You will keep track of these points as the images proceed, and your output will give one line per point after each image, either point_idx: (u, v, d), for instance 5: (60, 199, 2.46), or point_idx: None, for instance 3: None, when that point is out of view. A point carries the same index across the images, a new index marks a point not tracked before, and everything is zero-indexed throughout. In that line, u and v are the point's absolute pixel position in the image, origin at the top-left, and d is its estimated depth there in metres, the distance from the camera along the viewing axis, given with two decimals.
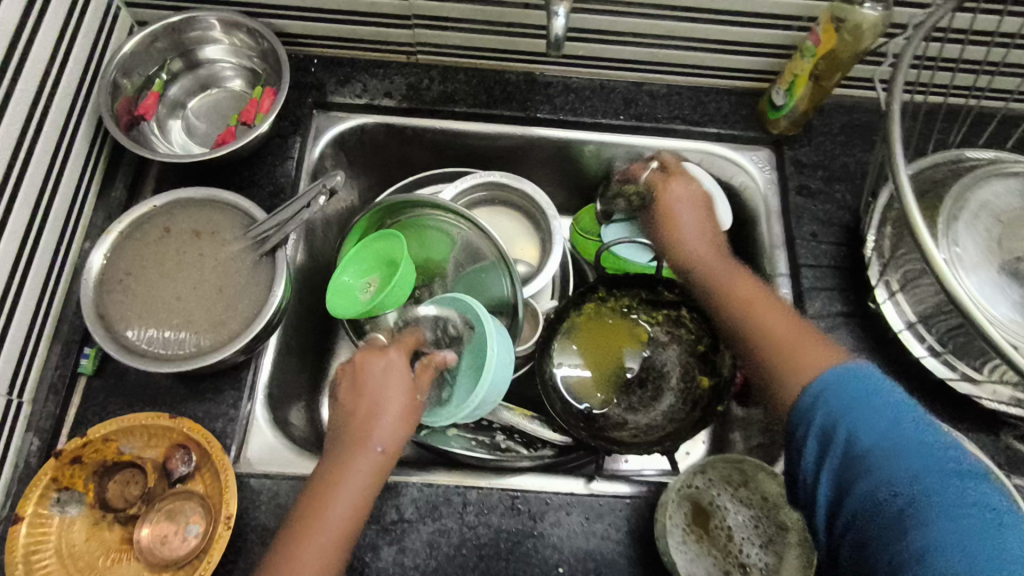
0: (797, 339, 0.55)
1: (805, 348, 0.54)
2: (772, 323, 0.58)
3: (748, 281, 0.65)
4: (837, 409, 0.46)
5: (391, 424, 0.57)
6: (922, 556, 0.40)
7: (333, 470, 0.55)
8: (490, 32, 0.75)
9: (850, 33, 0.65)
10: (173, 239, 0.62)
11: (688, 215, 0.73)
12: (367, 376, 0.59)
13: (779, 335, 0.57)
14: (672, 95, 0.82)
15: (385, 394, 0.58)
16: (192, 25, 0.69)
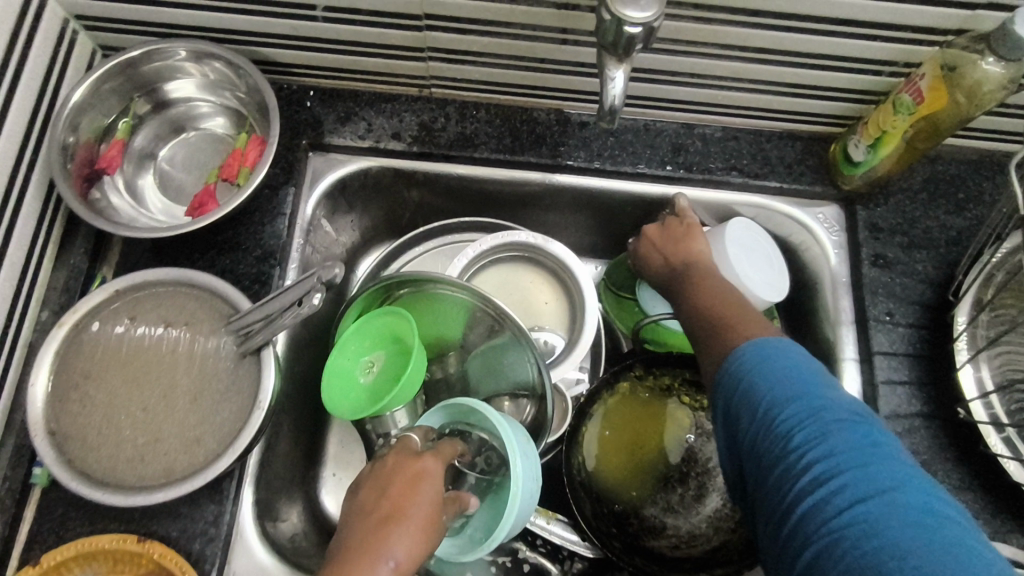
0: (746, 313, 0.51)
1: (746, 318, 0.50)
2: (728, 305, 0.53)
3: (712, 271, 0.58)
4: (746, 382, 0.45)
5: (419, 526, 0.46)
6: (804, 502, 0.39)
7: (340, 571, 0.43)
8: (519, 68, 0.63)
9: (965, 92, 0.54)
10: (139, 333, 0.52)
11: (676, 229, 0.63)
12: (399, 474, 0.50)
13: (726, 306, 0.52)
14: (728, 140, 0.70)
15: (418, 494, 0.48)
16: (160, 58, 0.58)
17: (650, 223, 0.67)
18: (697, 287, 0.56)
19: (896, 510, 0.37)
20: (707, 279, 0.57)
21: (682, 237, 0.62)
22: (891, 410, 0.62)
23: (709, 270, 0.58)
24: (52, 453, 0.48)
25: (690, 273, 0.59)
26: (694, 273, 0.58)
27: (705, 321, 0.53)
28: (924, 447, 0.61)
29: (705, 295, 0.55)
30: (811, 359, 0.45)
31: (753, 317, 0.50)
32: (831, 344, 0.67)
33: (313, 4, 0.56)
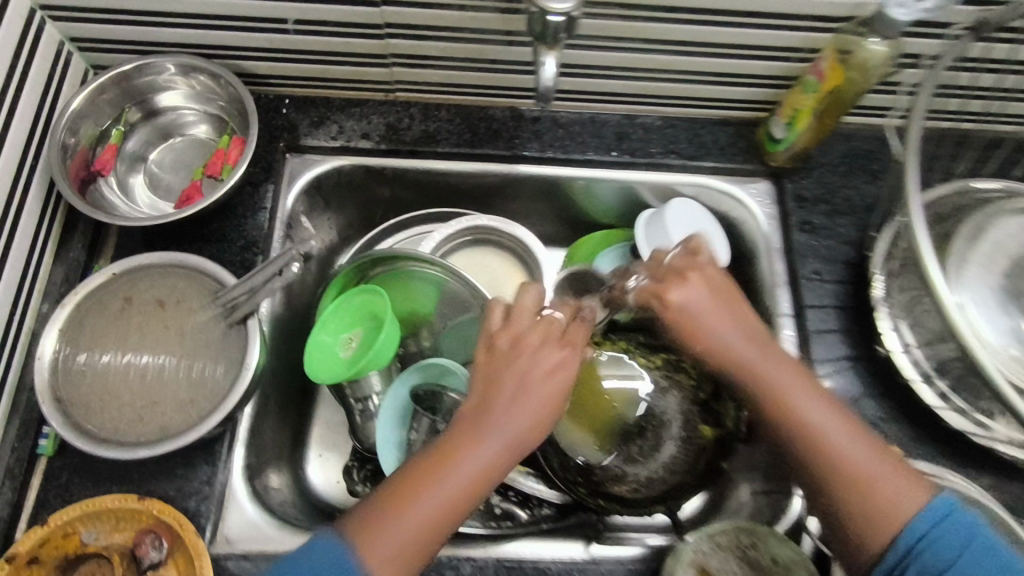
0: (880, 467, 0.50)
1: (890, 485, 0.50)
2: (840, 437, 0.51)
3: (801, 374, 0.54)
4: (924, 534, 0.48)
5: (546, 402, 0.50)
6: None
7: (441, 451, 0.49)
8: (472, 69, 0.71)
9: (856, 69, 0.60)
10: (135, 309, 0.57)
11: (697, 293, 0.57)
12: (534, 351, 0.52)
13: (857, 468, 0.50)
14: (666, 127, 0.78)
15: (546, 367, 0.51)
16: (148, 72, 0.65)
17: (660, 268, 0.60)
18: (802, 404, 0.53)
19: None
20: (799, 387, 0.54)
21: (721, 309, 0.56)
22: (819, 356, 0.69)
23: (784, 364, 0.55)
24: (59, 416, 0.53)
25: (768, 371, 0.54)
26: (777, 371, 0.54)
27: (836, 490, 0.51)
28: (848, 385, 0.68)
29: (818, 433, 0.52)
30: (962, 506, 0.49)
31: (894, 485, 0.50)
32: (767, 303, 0.74)
33: (285, 18, 0.63)
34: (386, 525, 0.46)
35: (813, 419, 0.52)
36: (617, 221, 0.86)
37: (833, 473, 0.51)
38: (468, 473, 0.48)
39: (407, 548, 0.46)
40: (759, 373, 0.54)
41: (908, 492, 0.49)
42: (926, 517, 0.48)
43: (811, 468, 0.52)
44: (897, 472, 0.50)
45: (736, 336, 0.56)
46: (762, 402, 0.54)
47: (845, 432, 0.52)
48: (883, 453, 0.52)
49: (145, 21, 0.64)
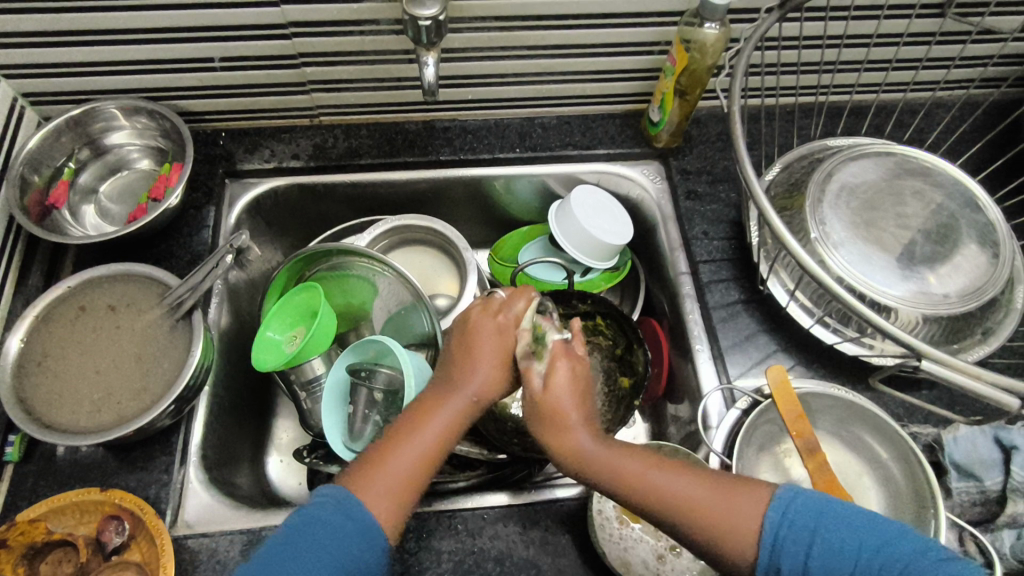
0: (710, 492, 0.52)
1: (729, 508, 0.50)
2: (684, 487, 0.52)
3: (634, 452, 0.56)
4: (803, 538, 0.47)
5: (493, 372, 0.59)
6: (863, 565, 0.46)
7: (405, 425, 0.57)
8: (383, 88, 0.81)
9: (697, 50, 0.72)
10: (88, 316, 0.64)
11: (490, 341, 0.61)
12: (480, 332, 0.61)
13: (702, 508, 0.51)
14: (563, 125, 0.88)
15: (489, 346, 0.60)
16: (94, 116, 0.74)
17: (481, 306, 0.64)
18: (646, 473, 0.54)
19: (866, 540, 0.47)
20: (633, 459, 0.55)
21: (572, 413, 0.57)
22: (716, 301, 0.78)
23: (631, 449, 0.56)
24: (20, 413, 0.58)
25: (626, 467, 0.54)
26: (613, 459, 0.55)
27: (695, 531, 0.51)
28: (746, 324, 0.76)
29: (662, 492, 0.52)
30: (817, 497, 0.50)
31: (740, 504, 0.50)
32: (668, 266, 0.83)
33: (210, 57, 0.73)
34: (377, 479, 0.53)
35: (640, 469, 0.54)
36: (536, 216, 0.96)
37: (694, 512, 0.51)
38: (434, 435, 0.56)
39: (398, 496, 0.52)
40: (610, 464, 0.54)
41: (743, 505, 0.50)
42: (772, 514, 0.49)
43: (685, 510, 0.51)
44: (730, 496, 0.51)
45: (574, 407, 0.57)
46: (601, 474, 0.54)
47: (688, 479, 0.53)
48: (721, 487, 0.52)
49: (85, 72, 0.72)
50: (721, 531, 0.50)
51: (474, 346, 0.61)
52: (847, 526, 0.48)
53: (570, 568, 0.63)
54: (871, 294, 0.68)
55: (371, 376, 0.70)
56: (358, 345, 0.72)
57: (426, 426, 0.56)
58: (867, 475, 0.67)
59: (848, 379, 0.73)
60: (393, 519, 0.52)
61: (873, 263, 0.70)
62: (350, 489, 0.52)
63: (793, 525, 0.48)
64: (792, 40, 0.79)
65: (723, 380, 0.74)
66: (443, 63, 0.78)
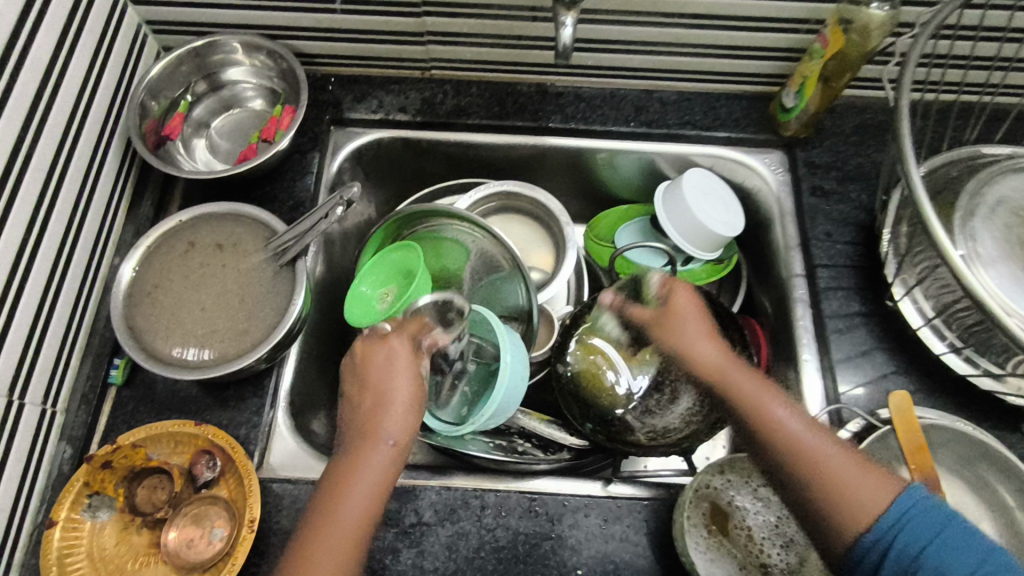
0: (845, 462, 0.51)
1: (863, 484, 0.49)
2: (816, 444, 0.53)
3: (772, 397, 0.58)
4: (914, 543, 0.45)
5: (402, 409, 0.56)
6: None
7: (331, 492, 0.52)
8: (502, 46, 0.77)
9: (858, 32, 0.65)
10: (197, 252, 0.64)
11: (396, 382, 0.56)
12: (386, 373, 0.57)
13: (835, 466, 0.51)
14: (683, 101, 0.82)
15: (392, 382, 0.56)
16: (213, 49, 0.73)
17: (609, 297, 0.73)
18: (771, 408, 0.57)
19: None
20: (772, 399, 0.58)
21: (694, 335, 0.66)
22: (832, 311, 0.72)
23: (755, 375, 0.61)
24: (130, 340, 0.59)
25: (756, 397, 0.58)
26: (764, 398, 0.58)
27: (812, 488, 0.51)
28: (863, 339, 0.70)
29: (781, 428, 0.55)
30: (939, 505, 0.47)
31: (866, 480, 0.49)
32: (781, 265, 0.78)
33: None
34: (314, 559, 0.49)
35: (778, 416, 0.56)
36: (638, 195, 0.91)
37: (810, 463, 0.52)
38: (366, 490, 0.52)
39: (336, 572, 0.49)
40: (753, 404, 0.58)
41: (883, 487, 0.49)
42: (891, 509, 0.47)
43: (805, 463, 0.52)
44: (872, 474, 0.50)
45: (710, 347, 0.65)
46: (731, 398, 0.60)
47: (813, 430, 0.54)
48: (862, 463, 0.51)
49: (211, 3, 0.72)
50: (845, 498, 0.49)
51: (373, 384, 0.57)
52: (952, 550, 0.44)
53: (647, 570, 0.60)
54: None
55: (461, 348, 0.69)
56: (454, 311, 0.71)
57: (354, 491, 0.52)
58: (986, 520, 0.61)
59: (973, 415, 0.66)
60: None
61: None
62: None
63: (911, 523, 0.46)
64: (967, 29, 0.70)
65: (831, 398, 0.68)
66: (582, 24, 0.74)
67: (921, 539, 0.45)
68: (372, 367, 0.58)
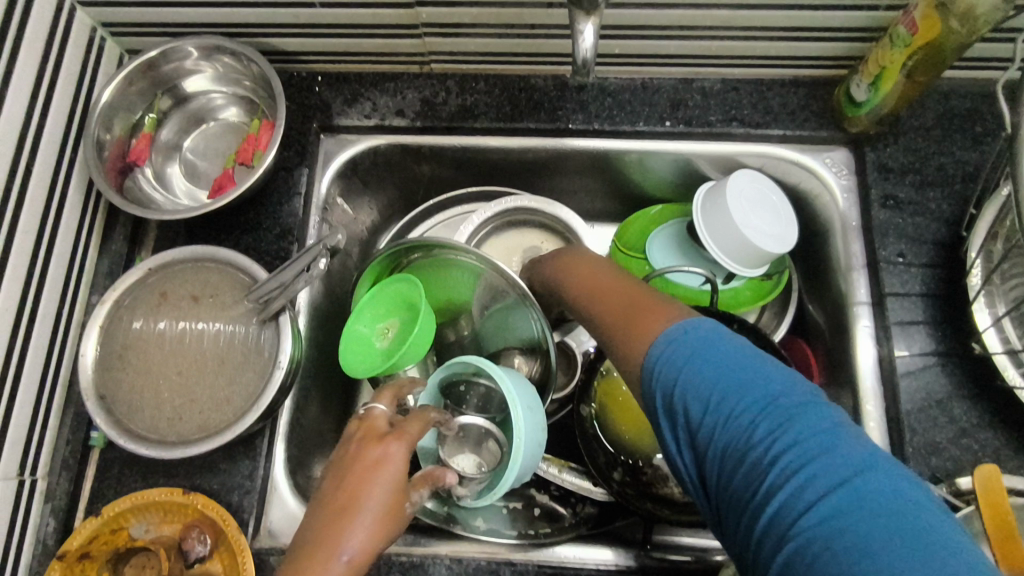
0: (637, 307, 0.48)
1: (642, 316, 0.46)
2: (620, 297, 0.51)
3: (602, 273, 0.57)
4: (673, 372, 0.41)
5: (376, 518, 0.46)
6: (744, 423, 0.38)
7: None
8: (511, 36, 0.65)
9: (959, 18, 0.51)
10: (170, 307, 0.57)
11: (377, 486, 0.47)
12: (370, 470, 0.48)
13: (629, 308, 0.49)
14: (728, 91, 0.69)
15: (375, 488, 0.47)
16: (169, 57, 0.63)
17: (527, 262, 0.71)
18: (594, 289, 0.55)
19: (768, 411, 0.38)
20: (602, 279, 0.56)
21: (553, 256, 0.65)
22: (901, 350, 0.61)
23: (587, 262, 0.59)
24: (101, 414, 0.53)
25: (591, 281, 0.57)
26: (592, 278, 0.57)
27: (608, 330, 0.49)
28: (940, 387, 0.60)
29: (599, 293, 0.54)
30: (718, 332, 0.42)
31: (646, 315, 0.46)
32: (842, 288, 0.67)
33: None
34: None
35: (596, 289, 0.55)
36: (674, 196, 0.79)
37: (611, 316, 0.50)
38: None
39: None
40: (580, 286, 0.57)
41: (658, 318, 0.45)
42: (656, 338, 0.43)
43: (604, 319, 0.51)
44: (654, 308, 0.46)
45: (562, 257, 0.63)
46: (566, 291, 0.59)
47: (625, 291, 0.52)
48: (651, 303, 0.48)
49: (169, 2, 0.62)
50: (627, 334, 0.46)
51: (354, 484, 0.47)
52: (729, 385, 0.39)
53: None
54: None
55: (468, 393, 0.61)
56: (457, 361, 0.60)
57: None
58: None
59: None
60: None
61: None
62: None
63: (670, 359, 0.42)
64: None
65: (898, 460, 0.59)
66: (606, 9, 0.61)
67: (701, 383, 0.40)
68: (357, 462, 0.48)
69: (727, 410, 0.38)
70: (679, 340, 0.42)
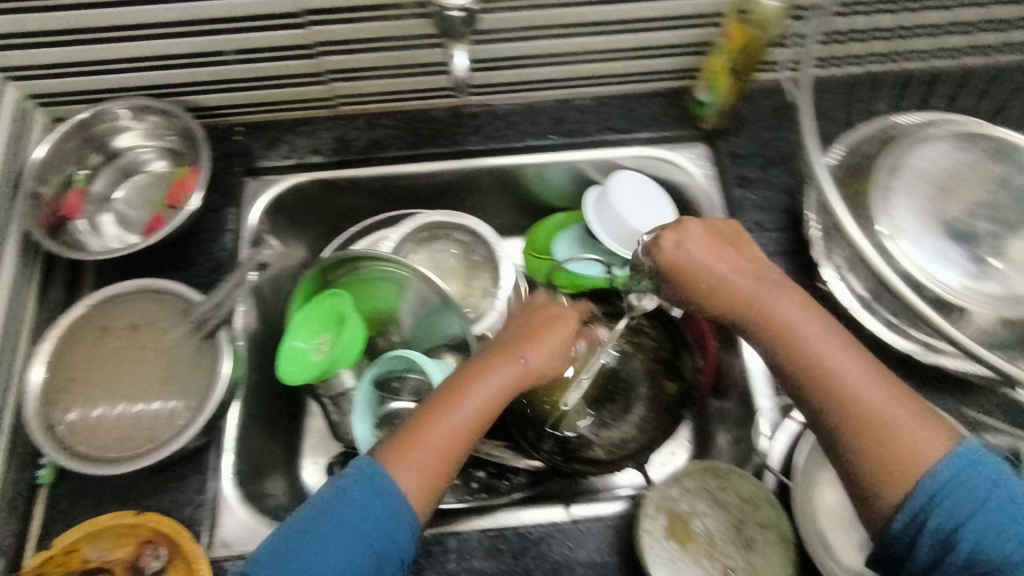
0: (885, 404, 0.49)
1: (908, 436, 0.47)
2: (856, 376, 0.50)
3: (809, 314, 0.54)
4: (956, 507, 0.44)
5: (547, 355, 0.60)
6: (981, 539, 0.43)
7: (451, 401, 0.55)
8: (407, 75, 0.75)
9: (756, 24, 0.65)
10: (113, 337, 0.62)
11: (547, 337, 0.60)
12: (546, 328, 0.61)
13: (872, 404, 0.49)
14: (600, 106, 0.81)
15: (551, 340, 0.61)
16: (100, 118, 0.70)
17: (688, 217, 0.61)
18: (828, 360, 0.51)
19: (999, 511, 0.44)
20: (784, 299, 0.55)
21: (733, 237, 0.60)
22: None
23: (784, 288, 0.56)
24: (50, 443, 0.56)
25: (791, 322, 0.53)
26: (781, 299, 0.55)
27: (845, 422, 0.49)
28: None
29: (812, 349, 0.52)
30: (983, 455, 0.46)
31: (915, 436, 0.47)
32: None
33: (222, 50, 0.68)
34: (410, 457, 0.51)
35: (788, 322, 0.53)
36: (572, 202, 0.89)
37: (852, 409, 0.49)
38: (479, 409, 0.55)
39: (429, 469, 0.52)
40: (761, 305, 0.55)
41: (927, 443, 0.47)
42: (946, 464, 0.46)
43: (840, 400, 0.49)
44: (924, 428, 0.48)
45: (729, 255, 0.58)
46: (716, 308, 0.57)
47: (853, 357, 0.51)
48: (893, 391, 0.50)
49: (93, 71, 0.69)
50: (878, 441, 0.47)
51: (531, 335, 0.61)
52: (1006, 515, 0.44)
53: None
54: (950, 297, 0.61)
55: (402, 386, 0.68)
56: (388, 360, 0.68)
57: (466, 402, 0.54)
58: None
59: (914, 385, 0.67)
60: (420, 491, 0.51)
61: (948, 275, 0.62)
62: (385, 462, 0.51)
63: (959, 491, 0.45)
64: None
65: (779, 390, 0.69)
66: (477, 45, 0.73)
67: (983, 524, 0.44)
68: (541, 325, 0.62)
69: (983, 528, 0.43)
70: (954, 471, 0.45)
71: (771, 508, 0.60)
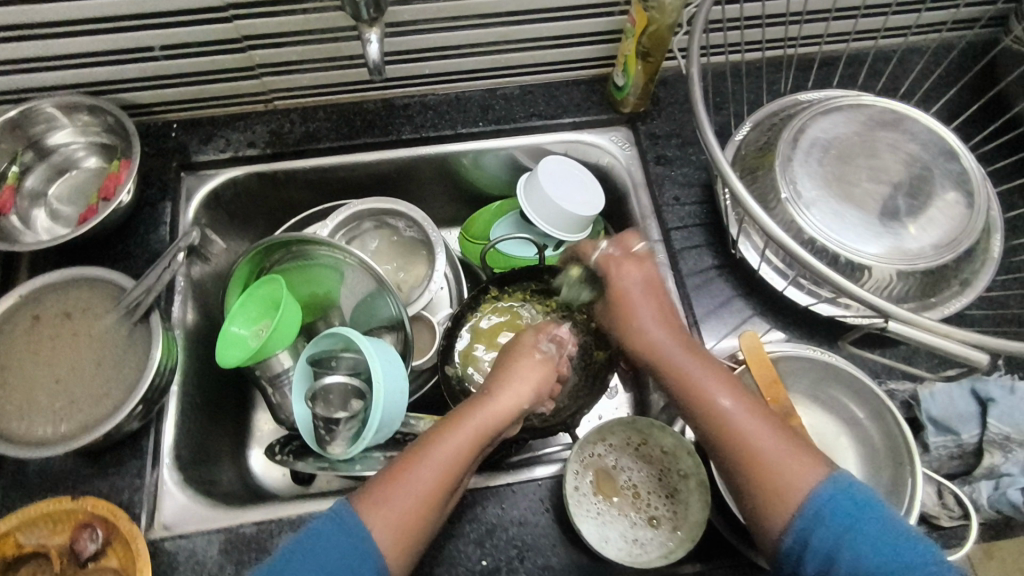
0: (772, 447, 0.54)
1: (789, 473, 0.53)
2: (746, 424, 0.56)
3: (709, 369, 0.60)
4: (838, 533, 0.49)
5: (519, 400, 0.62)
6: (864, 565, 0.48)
7: (424, 454, 0.56)
8: (335, 68, 0.78)
9: (655, 9, 0.69)
10: (44, 325, 0.63)
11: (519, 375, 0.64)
12: (517, 365, 0.65)
13: (763, 447, 0.54)
14: (525, 95, 0.85)
15: (521, 387, 0.63)
16: (32, 118, 0.71)
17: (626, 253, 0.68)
18: (714, 397, 0.57)
19: (885, 552, 0.48)
20: (702, 367, 0.59)
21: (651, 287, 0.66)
22: (690, 268, 0.76)
23: (690, 346, 0.62)
24: None
25: (693, 376, 0.59)
26: (686, 360, 0.60)
27: (739, 467, 0.55)
28: (720, 290, 0.75)
29: (717, 402, 0.57)
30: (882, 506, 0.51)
31: (793, 471, 0.53)
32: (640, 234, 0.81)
33: (151, 46, 0.70)
34: (385, 500, 0.53)
35: (700, 381, 0.59)
36: (508, 189, 0.93)
37: (744, 456, 0.55)
38: (452, 460, 0.56)
39: (403, 516, 0.53)
40: (673, 363, 0.61)
41: (805, 477, 0.52)
42: (823, 501, 0.51)
43: (735, 449, 0.55)
44: (801, 461, 0.53)
45: (651, 316, 0.64)
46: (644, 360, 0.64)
47: (745, 408, 0.57)
48: (785, 438, 0.55)
49: (22, 70, 0.70)
50: (769, 485, 0.53)
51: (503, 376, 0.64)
52: (890, 553, 0.49)
53: (549, 547, 0.63)
54: (844, 254, 0.67)
55: (338, 365, 0.69)
56: (325, 340, 0.69)
57: (442, 449, 0.56)
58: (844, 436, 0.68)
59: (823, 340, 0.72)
60: (391, 541, 0.52)
61: (847, 237, 0.67)
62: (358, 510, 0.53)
63: (846, 521, 0.50)
64: None
65: None
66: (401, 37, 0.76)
67: (863, 553, 0.49)
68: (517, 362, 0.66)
69: (863, 557, 0.48)
70: (848, 510, 0.50)
71: (689, 458, 0.63)
